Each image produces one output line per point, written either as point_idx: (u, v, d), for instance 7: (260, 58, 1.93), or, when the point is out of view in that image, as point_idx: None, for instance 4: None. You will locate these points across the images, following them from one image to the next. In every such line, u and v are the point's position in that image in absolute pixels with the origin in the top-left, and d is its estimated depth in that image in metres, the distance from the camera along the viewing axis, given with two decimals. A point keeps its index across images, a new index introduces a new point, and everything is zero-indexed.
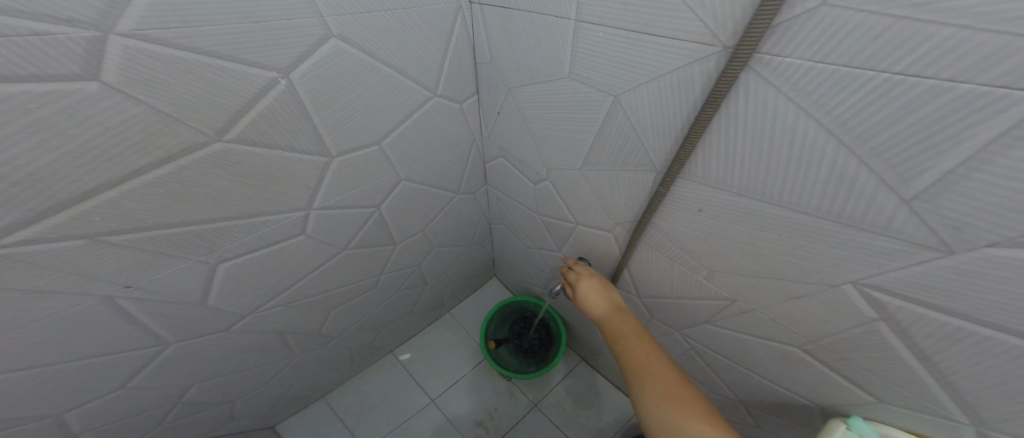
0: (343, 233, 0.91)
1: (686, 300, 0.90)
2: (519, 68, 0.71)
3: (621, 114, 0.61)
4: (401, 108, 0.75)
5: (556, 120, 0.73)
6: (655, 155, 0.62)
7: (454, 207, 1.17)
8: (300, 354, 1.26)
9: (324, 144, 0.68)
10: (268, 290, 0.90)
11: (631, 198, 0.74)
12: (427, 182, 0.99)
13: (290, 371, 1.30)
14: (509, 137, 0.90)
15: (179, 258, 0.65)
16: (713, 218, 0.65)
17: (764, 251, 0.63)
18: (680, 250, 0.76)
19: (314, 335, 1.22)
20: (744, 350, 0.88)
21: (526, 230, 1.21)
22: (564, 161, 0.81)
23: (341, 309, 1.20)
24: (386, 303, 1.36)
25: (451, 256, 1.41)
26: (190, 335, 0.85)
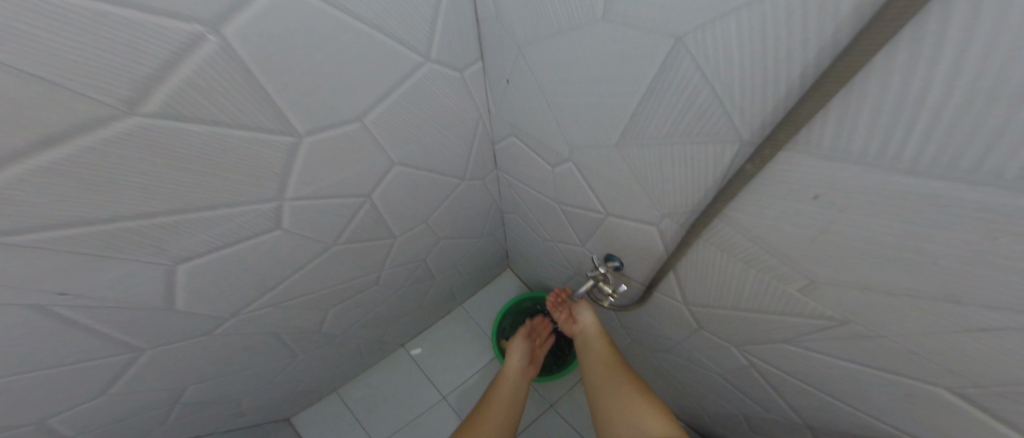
0: (330, 295, 0.69)
1: (670, 345, 0.69)
2: (535, 141, 0.53)
3: (627, 175, 0.41)
4: (416, 166, 0.55)
5: (564, 177, 0.54)
6: (651, 214, 0.42)
7: (471, 249, 0.95)
8: (314, 394, 1.13)
9: (391, 162, 0.50)
10: (268, 354, 0.73)
11: (748, 316, 0.42)
12: (433, 228, 0.74)
13: (352, 382, 1.23)
14: (539, 172, 0.59)
15: (259, 298, 0.55)
16: (740, 303, 0.41)
17: (789, 334, 0.40)
18: (795, 372, 0.45)
19: (376, 345, 1.13)
20: (762, 414, 0.67)
21: (549, 266, 0.93)
22: (618, 220, 0.49)
23: (398, 324, 1.09)
24: (403, 331, 1.19)
25: (483, 275, 1.23)
26: (258, 367, 0.76)
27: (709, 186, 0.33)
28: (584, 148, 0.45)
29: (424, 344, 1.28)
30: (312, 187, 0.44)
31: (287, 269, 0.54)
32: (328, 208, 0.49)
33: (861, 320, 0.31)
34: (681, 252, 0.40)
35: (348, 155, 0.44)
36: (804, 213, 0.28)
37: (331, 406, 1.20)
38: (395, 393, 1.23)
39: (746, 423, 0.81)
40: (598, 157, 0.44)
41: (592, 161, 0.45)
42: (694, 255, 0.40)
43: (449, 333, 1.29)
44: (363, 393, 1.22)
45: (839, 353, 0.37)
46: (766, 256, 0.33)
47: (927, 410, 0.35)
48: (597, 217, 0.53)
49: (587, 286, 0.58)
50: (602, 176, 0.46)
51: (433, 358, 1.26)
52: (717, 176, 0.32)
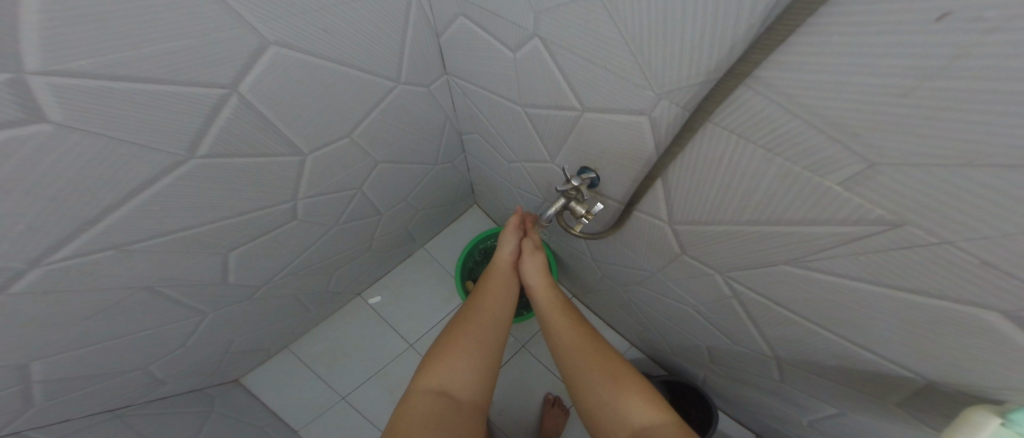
0: (244, 232, 0.55)
1: (645, 278, 0.62)
2: (492, 15, 0.38)
3: (616, 40, 0.28)
4: (299, 46, 0.38)
5: (529, 65, 0.40)
6: (644, 98, 0.30)
7: (429, 182, 0.82)
8: (268, 352, 1.04)
9: (252, 38, 0.34)
10: (176, 309, 0.60)
11: (755, 243, 0.34)
12: (374, 151, 0.59)
13: (308, 337, 1.12)
14: (502, 70, 0.45)
15: (90, 230, 0.38)
16: (739, 217, 0.32)
17: (789, 257, 0.32)
18: (803, 308, 0.37)
19: (327, 297, 1.00)
20: (735, 346, 0.63)
21: (517, 199, 0.82)
22: (604, 127, 0.38)
23: (348, 272, 0.95)
24: (360, 282, 1.08)
25: (448, 214, 1.10)
26: (161, 324, 0.62)
27: (744, 36, 0.21)
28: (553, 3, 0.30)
29: (384, 291, 1.16)
30: (97, 63, 0.27)
31: (134, 183, 0.37)
32: (139, 95, 0.31)
33: (916, 239, 0.22)
34: (677, 144, 0.29)
35: (151, 11, 0.27)
36: (883, 61, 0.16)
37: (288, 363, 1.10)
38: (356, 345, 1.13)
39: (713, 355, 0.79)
40: (571, 17, 0.30)
41: (563, 29, 0.32)
42: (696, 150, 0.30)
43: (411, 281, 1.17)
44: (321, 348, 1.12)
45: (859, 281, 0.29)
46: (796, 133, 0.22)
47: (949, 347, 0.28)
48: (571, 116, 0.41)
49: (557, 207, 0.49)
50: (578, 53, 0.33)
51: (396, 307, 1.16)
52: (758, 15, 0.19)
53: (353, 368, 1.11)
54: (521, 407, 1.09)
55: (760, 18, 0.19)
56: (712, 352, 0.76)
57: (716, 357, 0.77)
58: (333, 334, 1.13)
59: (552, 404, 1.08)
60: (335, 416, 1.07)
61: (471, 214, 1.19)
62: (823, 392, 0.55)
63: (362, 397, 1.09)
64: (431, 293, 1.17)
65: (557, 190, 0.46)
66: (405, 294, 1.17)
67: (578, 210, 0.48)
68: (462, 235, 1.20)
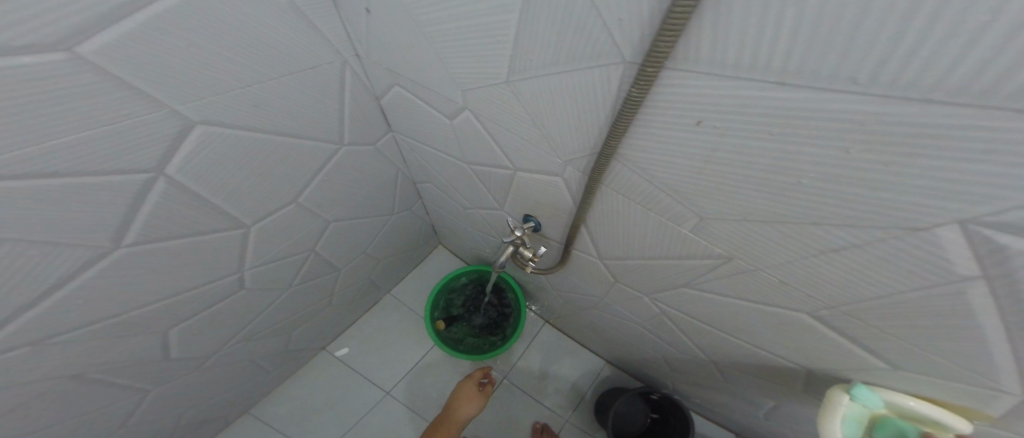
0: (192, 303, 0.54)
1: (596, 303, 0.68)
2: (425, 89, 0.44)
3: (523, 118, 0.34)
4: (227, 122, 0.38)
5: (464, 129, 0.45)
6: (553, 164, 0.36)
7: (390, 229, 0.84)
8: (224, 418, 0.98)
9: (184, 124, 0.35)
10: (118, 387, 0.58)
11: (661, 274, 0.40)
12: (326, 209, 0.62)
13: (268, 399, 1.07)
14: (442, 132, 0.51)
15: (15, 323, 0.37)
16: (642, 254, 0.38)
17: (685, 281, 0.38)
18: (714, 322, 0.44)
19: (288, 355, 0.97)
20: (682, 355, 0.69)
21: (476, 237, 0.86)
22: (531, 182, 0.43)
23: (309, 326, 0.93)
24: (325, 333, 1.05)
25: (412, 256, 1.12)
26: (94, 408, 0.58)
27: (600, 121, 0.27)
28: (473, 85, 0.36)
29: (351, 341, 1.14)
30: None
31: (56, 275, 0.36)
32: (51, 191, 0.31)
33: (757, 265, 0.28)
34: (584, 204, 0.36)
35: (47, 100, 0.26)
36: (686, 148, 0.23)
37: (246, 431, 1.03)
38: (322, 401, 1.08)
39: (671, 366, 0.84)
40: (489, 96, 0.35)
41: (485, 105, 0.37)
42: (598, 204, 0.36)
43: (378, 327, 1.16)
44: (283, 408, 1.07)
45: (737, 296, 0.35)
46: (655, 195, 0.29)
47: (816, 344, 0.35)
48: (506, 173, 0.47)
49: (507, 254, 0.54)
50: (500, 124, 0.38)
51: (363, 355, 1.13)
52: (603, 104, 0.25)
53: (319, 424, 1.06)
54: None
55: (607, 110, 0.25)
56: (668, 363, 0.82)
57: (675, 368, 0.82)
58: (298, 391, 1.09)
59: (542, 432, 1.08)
60: None
61: (436, 253, 1.22)
62: (756, 388, 0.62)
63: None
64: (399, 336, 1.16)
65: (504, 240, 0.52)
66: (374, 341, 1.15)
67: (525, 255, 0.53)
68: (429, 275, 1.21)
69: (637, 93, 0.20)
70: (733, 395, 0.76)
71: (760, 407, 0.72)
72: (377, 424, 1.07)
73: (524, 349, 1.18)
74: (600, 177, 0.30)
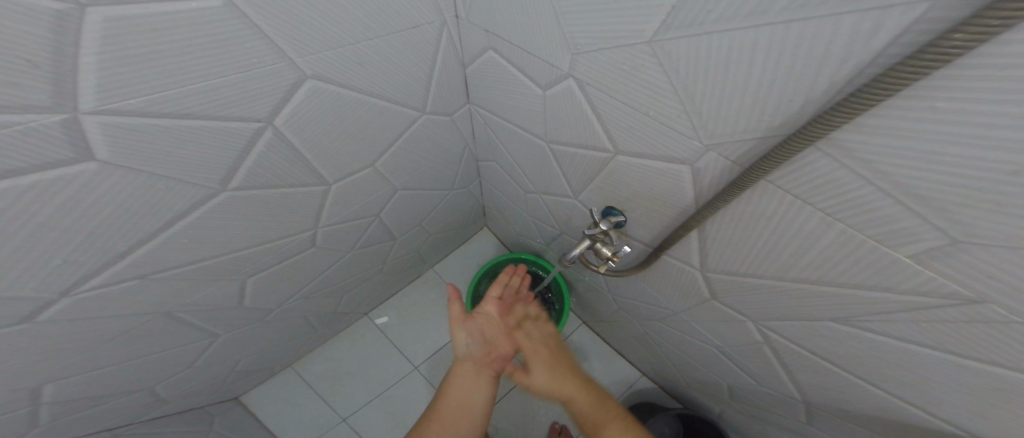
0: (263, 259, 0.54)
1: (667, 315, 0.61)
2: (526, 54, 0.38)
3: (667, 87, 0.27)
4: (336, 79, 0.37)
5: (562, 103, 0.40)
6: (688, 151, 0.29)
7: (446, 206, 0.82)
8: (272, 369, 1.02)
9: (292, 73, 0.33)
10: (190, 330, 0.60)
11: (794, 298, 0.33)
12: (394, 179, 0.59)
13: (313, 356, 1.10)
14: (532, 106, 0.45)
15: (125, 260, 0.37)
16: (781, 272, 0.31)
17: (832, 314, 0.31)
18: (848, 363, 0.36)
19: (336, 317, 0.99)
20: (759, 386, 0.61)
21: (534, 224, 0.81)
22: (638, 172, 0.37)
23: (357, 293, 0.94)
24: (369, 302, 1.06)
25: (459, 236, 1.09)
26: (172, 346, 0.61)
27: (822, 95, 0.19)
28: (597, 47, 0.29)
29: (393, 311, 1.15)
30: (147, 99, 0.26)
31: (168, 215, 0.36)
32: (181, 132, 0.30)
33: (993, 316, 0.21)
34: (722, 201, 0.29)
35: (200, 45, 0.25)
36: (987, 137, 0.15)
37: (291, 383, 1.08)
38: (363, 367, 1.11)
39: (733, 393, 0.76)
40: (618, 61, 0.29)
41: (606, 73, 0.31)
42: (743, 204, 0.29)
43: (420, 303, 1.16)
44: (326, 368, 1.10)
45: (916, 343, 0.28)
46: (863, 195, 0.21)
47: (1013, 419, 0.27)
48: (603, 158, 0.41)
49: (581, 247, 0.48)
50: (619, 97, 0.32)
51: (404, 329, 1.14)
52: (842, 76, 0.18)
53: (358, 388, 1.09)
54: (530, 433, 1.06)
55: (843, 81, 0.18)
56: (734, 390, 0.74)
57: (740, 396, 0.74)
58: (340, 354, 1.11)
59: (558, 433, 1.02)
60: None
61: (482, 237, 1.19)
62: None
63: (367, 420, 1.06)
64: (440, 314, 1.15)
65: (584, 234, 0.46)
66: (415, 315, 1.15)
67: (604, 253, 0.47)
68: (474, 257, 1.18)
69: (926, 61, 0.13)
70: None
71: None
72: (413, 398, 1.08)
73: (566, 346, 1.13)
74: (775, 165, 0.23)
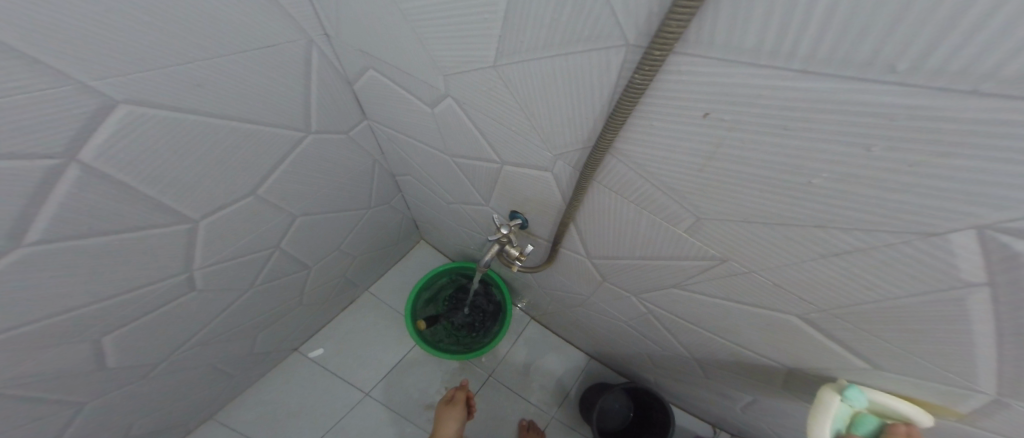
0: (146, 301, 0.50)
1: (582, 301, 0.67)
2: (404, 75, 0.41)
3: (513, 105, 0.31)
4: (160, 103, 0.33)
5: (448, 119, 0.43)
6: (543, 158, 0.34)
7: (369, 223, 0.81)
8: (191, 421, 0.93)
9: (94, 99, 0.29)
10: (64, 392, 0.53)
11: (649, 272, 0.39)
12: (298, 201, 0.58)
13: (241, 400, 1.02)
14: (425, 124, 0.48)
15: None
16: (634, 252, 0.38)
17: (675, 281, 0.37)
18: (697, 319, 0.43)
19: (260, 354, 0.92)
20: (664, 352, 0.69)
21: (460, 231, 0.84)
22: (519, 178, 0.42)
23: (282, 325, 0.89)
24: (300, 332, 1.01)
25: (393, 251, 1.08)
26: (43, 413, 0.53)
27: (603, 107, 0.24)
28: (458, 70, 0.33)
29: (329, 340, 1.10)
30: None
31: None
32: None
33: None
34: (575, 201, 0.34)
35: None
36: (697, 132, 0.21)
37: (217, 435, 0.99)
38: (300, 401, 1.04)
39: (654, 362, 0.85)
40: (473, 83, 0.33)
41: (470, 94, 0.35)
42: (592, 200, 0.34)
43: (358, 325, 1.12)
44: (258, 411, 1.02)
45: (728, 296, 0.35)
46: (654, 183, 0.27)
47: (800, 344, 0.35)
48: (495, 168, 0.45)
49: (492, 252, 0.52)
50: (487, 114, 0.36)
51: (342, 354, 1.09)
52: (607, 93, 0.23)
53: (296, 426, 1.02)
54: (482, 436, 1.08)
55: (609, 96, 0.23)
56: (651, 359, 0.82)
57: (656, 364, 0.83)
58: (272, 392, 1.04)
59: (527, 430, 1.07)
60: None
61: (418, 250, 1.19)
62: (734, 383, 0.63)
63: None
64: (381, 333, 1.13)
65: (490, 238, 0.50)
66: (354, 339, 1.11)
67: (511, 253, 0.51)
68: (410, 270, 1.17)
69: (639, 79, 0.18)
70: (711, 390, 0.78)
71: (736, 400, 0.74)
72: (358, 425, 1.05)
73: (510, 346, 1.16)
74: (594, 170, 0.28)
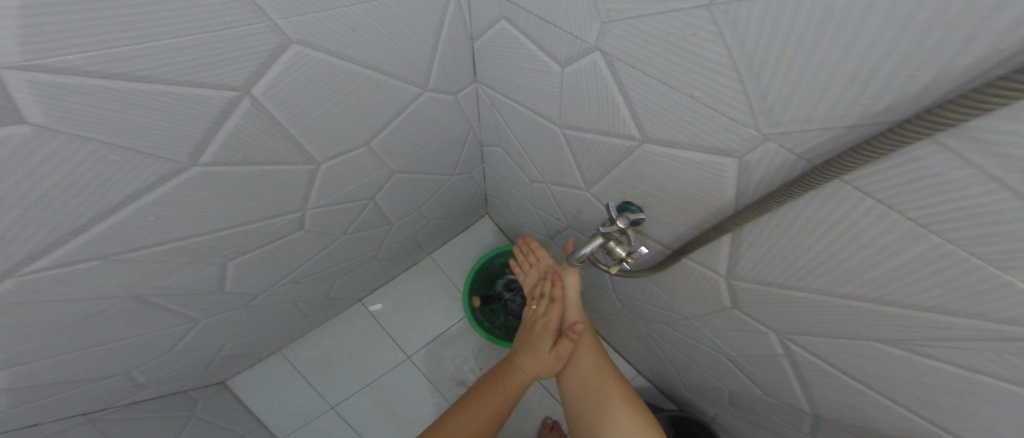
0: (246, 242, 0.50)
1: (678, 319, 0.57)
2: (545, 23, 0.33)
3: (727, 64, 0.21)
4: (325, 47, 0.32)
5: (583, 83, 0.34)
6: (738, 140, 0.25)
7: (446, 192, 0.77)
8: (260, 353, 0.99)
9: (273, 36, 0.28)
10: (166, 314, 0.56)
11: (836, 315, 0.30)
12: (393, 160, 0.55)
13: (303, 342, 1.07)
14: (548, 88, 0.40)
15: (80, 238, 0.32)
16: (827, 288, 0.28)
17: (885, 334, 0.27)
18: (887, 378, 0.33)
19: (326, 304, 0.95)
20: (765, 395, 0.59)
21: (538, 216, 0.77)
22: (667, 165, 0.33)
23: (349, 279, 0.90)
24: (362, 288, 1.02)
25: (459, 223, 1.05)
26: (149, 330, 0.57)
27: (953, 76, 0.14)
28: (636, 13, 0.24)
29: (387, 299, 1.11)
30: (89, 58, 0.21)
31: (128, 189, 0.31)
32: (142, 96, 0.25)
33: None
34: (776, 200, 0.23)
35: None
36: None
37: (280, 369, 1.05)
38: (354, 354, 1.07)
39: (734, 399, 0.73)
40: (659, 29, 0.23)
41: (640, 49, 0.26)
42: (797, 209, 0.24)
43: (415, 293, 1.12)
44: (317, 354, 1.07)
45: (987, 374, 0.24)
46: (992, 209, 0.16)
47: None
48: (628, 146, 0.36)
49: (593, 245, 0.44)
50: (656, 75, 0.26)
51: (397, 317, 1.10)
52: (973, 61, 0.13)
53: (350, 377, 1.06)
54: (521, 427, 1.03)
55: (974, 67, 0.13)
56: (737, 397, 0.71)
57: (741, 403, 0.72)
58: (330, 341, 1.08)
59: (550, 429, 1.01)
60: (326, 426, 1.02)
61: (482, 226, 1.14)
62: None
63: (357, 407, 1.04)
64: (436, 304, 1.11)
65: (598, 231, 0.42)
66: (410, 305, 1.11)
67: (617, 252, 0.43)
68: (471, 247, 1.14)
69: None
70: None
71: None
72: (405, 390, 1.06)
73: None
74: (866, 161, 0.17)
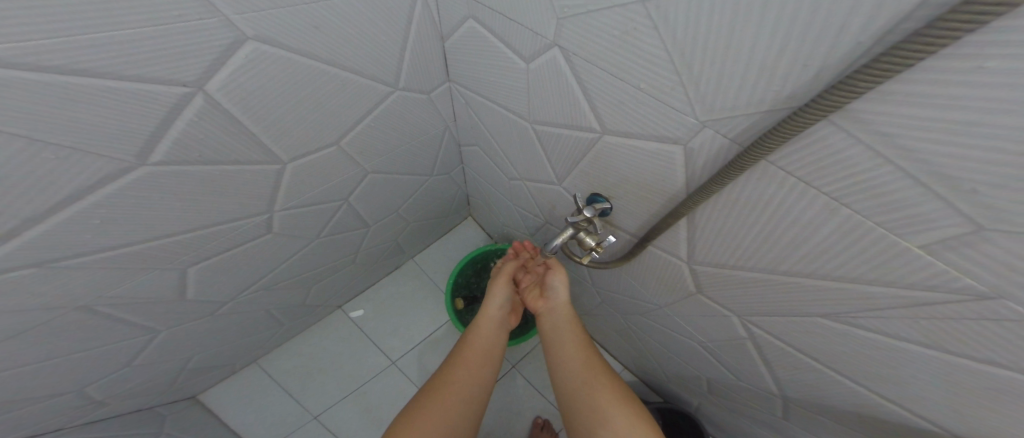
0: (212, 245, 0.49)
1: (651, 310, 0.59)
2: (507, 21, 0.34)
3: (664, 56, 0.23)
4: (284, 43, 0.32)
5: (545, 78, 0.36)
6: (682, 129, 0.26)
7: (424, 193, 0.77)
8: (234, 364, 0.96)
9: (228, 31, 0.28)
10: (124, 323, 0.54)
11: (784, 293, 0.31)
12: (367, 160, 0.55)
13: (279, 351, 1.04)
14: (515, 87, 0.42)
15: (15, 242, 0.31)
16: (773, 267, 0.30)
17: (825, 310, 0.29)
18: (835, 354, 0.35)
19: (303, 311, 0.93)
20: (738, 381, 0.61)
21: (516, 212, 0.77)
22: (626, 156, 0.34)
23: (327, 284, 0.88)
24: (341, 294, 1.01)
25: (441, 225, 1.05)
26: (104, 341, 0.54)
27: (843, 61, 0.16)
28: (584, 8, 0.25)
29: (368, 304, 1.09)
30: (15, 49, 0.21)
31: (68, 189, 0.30)
32: (72, 91, 0.24)
33: (1004, 311, 0.19)
34: (718, 183, 0.25)
35: None
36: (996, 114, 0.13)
37: (255, 380, 1.02)
38: (333, 362, 1.05)
39: (711, 388, 0.76)
40: (605, 24, 0.25)
41: (591, 42, 0.27)
42: (740, 189, 0.26)
43: (396, 297, 1.11)
44: (294, 363, 1.04)
45: (911, 341, 0.27)
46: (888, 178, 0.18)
47: (1002, 417, 0.27)
48: (590, 139, 0.37)
49: (564, 237, 0.45)
50: (609, 68, 0.28)
51: (377, 322, 1.09)
52: (872, 32, 0.14)
53: (330, 385, 1.03)
54: (507, 428, 1.02)
55: (874, 38, 0.14)
56: (715, 386, 0.73)
57: (721, 391, 0.73)
58: (308, 349, 1.05)
59: (540, 428, 1.01)
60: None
61: (463, 228, 1.14)
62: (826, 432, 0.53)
63: (337, 416, 1.01)
64: (417, 307, 1.10)
65: (566, 222, 0.42)
66: (391, 309, 1.10)
67: (587, 242, 0.44)
68: (453, 249, 1.14)
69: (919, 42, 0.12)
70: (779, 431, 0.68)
71: None
72: (386, 396, 1.04)
73: None
74: (787, 139, 0.19)
